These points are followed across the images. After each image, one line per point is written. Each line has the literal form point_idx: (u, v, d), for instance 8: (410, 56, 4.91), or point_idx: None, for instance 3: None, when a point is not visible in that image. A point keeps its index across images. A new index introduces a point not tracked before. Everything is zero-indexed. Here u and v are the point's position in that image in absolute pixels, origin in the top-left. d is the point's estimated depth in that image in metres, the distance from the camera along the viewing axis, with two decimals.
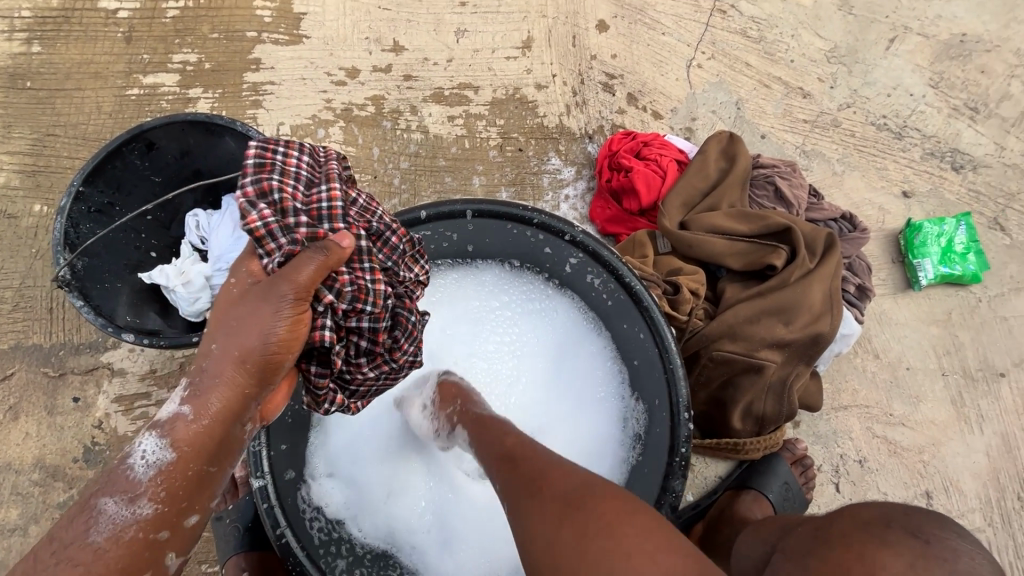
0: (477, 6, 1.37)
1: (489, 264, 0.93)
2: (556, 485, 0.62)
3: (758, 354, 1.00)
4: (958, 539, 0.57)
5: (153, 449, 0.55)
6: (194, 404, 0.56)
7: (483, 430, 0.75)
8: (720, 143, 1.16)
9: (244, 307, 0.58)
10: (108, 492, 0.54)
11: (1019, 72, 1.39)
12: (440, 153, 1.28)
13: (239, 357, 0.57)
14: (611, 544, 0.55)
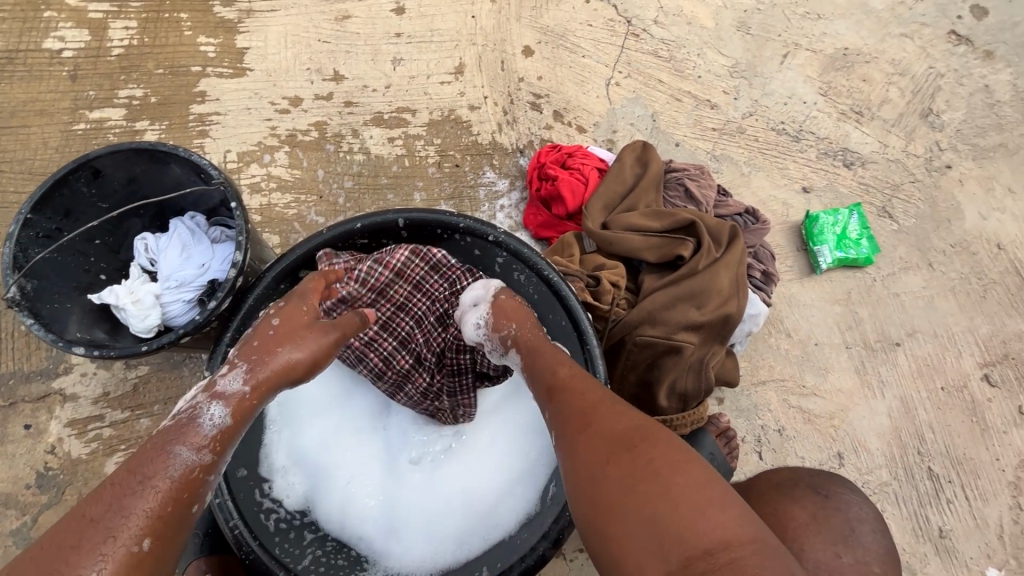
0: (411, 37, 1.49)
1: None
2: (626, 421, 0.70)
3: (675, 336, 1.11)
4: (845, 495, 0.96)
5: (219, 414, 0.75)
6: (250, 386, 0.78)
7: (538, 357, 0.83)
8: (634, 151, 1.28)
9: (299, 330, 0.84)
10: (181, 440, 0.71)
11: (895, 79, 1.57)
12: (383, 172, 1.37)
13: (292, 363, 0.82)
14: (668, 480, 0.62)
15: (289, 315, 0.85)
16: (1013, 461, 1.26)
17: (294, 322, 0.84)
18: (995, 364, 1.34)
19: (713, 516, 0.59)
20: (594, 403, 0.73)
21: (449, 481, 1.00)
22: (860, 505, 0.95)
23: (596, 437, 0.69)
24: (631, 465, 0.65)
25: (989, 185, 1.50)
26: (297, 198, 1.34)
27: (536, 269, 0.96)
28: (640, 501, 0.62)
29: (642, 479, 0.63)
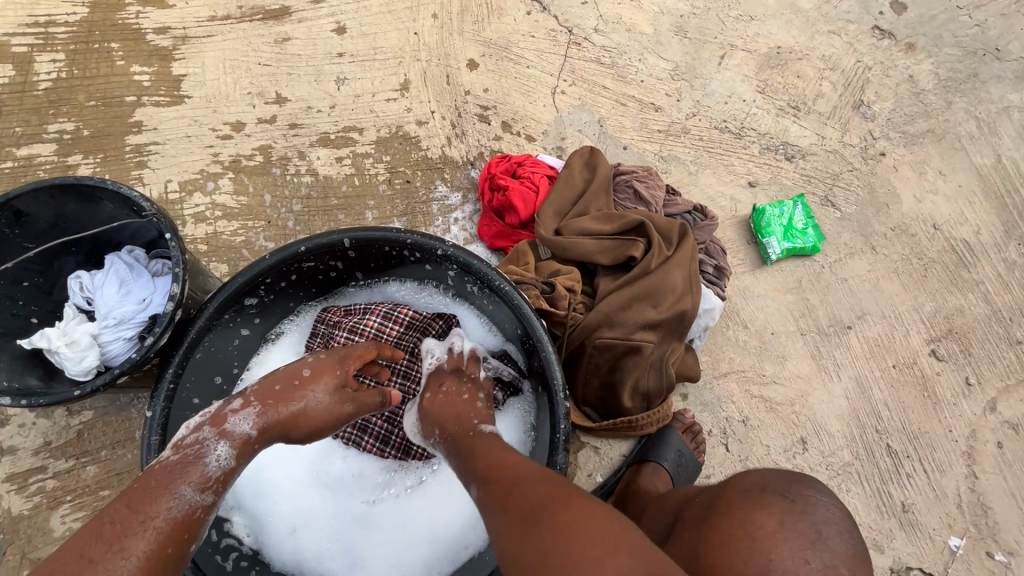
0: (354, 56, 1.48)
1: (393, 282, 1.10)
2: (536, 489, 0.67)
3: (634, 336, 1.12)
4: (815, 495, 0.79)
5: (225, 457, 0.77)
6: (258, 432, 0.80)
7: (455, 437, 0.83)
8: (582, 157, 1.30)
9: (326, 388, 0.86)
10: (184, 479, 0.73)
11: (827, 74, 1.64)
12: (332, 193, 1.35)
13: (307, 418, 0.84)
14: (577, 545, 0.59)
15: (322, 369, 0.87)
16: (965, 431, 1.31)
17: (321, 377, 0.86)
18: (941, 340, 1.40)
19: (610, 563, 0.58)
20: (513, 473, 0.71)
21: (411, 514, 1.01)
22: (828, 506, 0.79)
23: (509, 512, 0.66)
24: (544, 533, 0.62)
25: (921, 169, 1.58)
26: (244, 225, 1.30)
27: (487, 279, 0.95)
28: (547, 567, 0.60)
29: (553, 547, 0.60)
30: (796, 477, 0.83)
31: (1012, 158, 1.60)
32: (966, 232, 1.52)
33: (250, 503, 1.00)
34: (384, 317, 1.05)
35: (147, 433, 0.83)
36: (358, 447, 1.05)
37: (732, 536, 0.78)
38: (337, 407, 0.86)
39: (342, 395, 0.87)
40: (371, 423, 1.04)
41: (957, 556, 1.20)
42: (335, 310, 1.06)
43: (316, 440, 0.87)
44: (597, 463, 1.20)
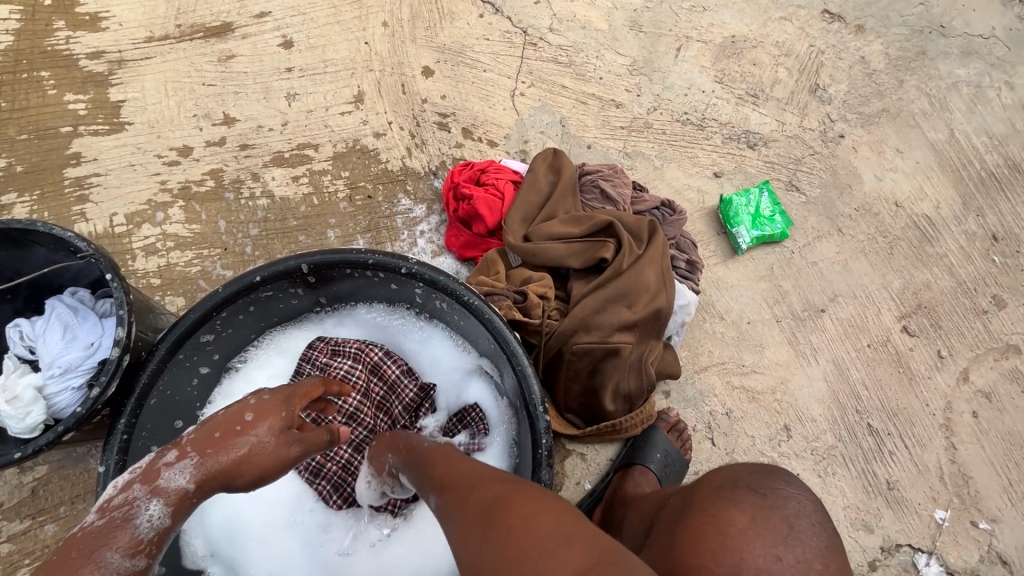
0: (303, 70, 1.43)
1: (362, 305, 1.06)
2: (485, 490, 0.63)
3: (611, 339, 1.11)
4: (786, 488, 0.76)
5: (157, 515, 0.69)
6: (197, 484, 0.73)
7: (428, 459, 0.77)
8: (546, 159, 1.27)
9: (274, 432, 0.78)
10: (113, 544, 0.66)
11: (782, 60, 1.66)
12: (290, 214, 1.29)
13: (253, 465, 0.76)
14: (530, 534, 0.54)
15: (265, 410, 0.79)
16: (942, 404, 1.33)
17: (267, 416, 0.78)
18: (911, 315, 1.42)
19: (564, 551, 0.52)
20: (476, 480, 0.67)
21: (390, 551, 0.97)
22: (800, 497, 0.76)
23: (457, 523, 0.62)
24: (491, 535, 0.57)
25: (879, 149, 1.60)
26: (199, 254, 1.24)
27: (456, 296, 0.91)
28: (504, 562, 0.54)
29: (501, 552, 0.55)
30: (767, 470, 0.81)
31: (965, 131, 1.64)
32: (926, 207, 1.55)
33: (224, 548, 0.96)
34: (371, 371, 1.04)
35: (102, 490, 0.78)
36: (328, 503, 1.01)
37: (704, 536, 0.75)
38: (283, 451, 0.78)
39: (288, 437, 0.78)
40: (345, 482, 1.00)
41: (943, 529, 1.22)
42: (321, 349, 1.03)
43: (264, 486, 0.79)
44: (584, 469, 1.18)
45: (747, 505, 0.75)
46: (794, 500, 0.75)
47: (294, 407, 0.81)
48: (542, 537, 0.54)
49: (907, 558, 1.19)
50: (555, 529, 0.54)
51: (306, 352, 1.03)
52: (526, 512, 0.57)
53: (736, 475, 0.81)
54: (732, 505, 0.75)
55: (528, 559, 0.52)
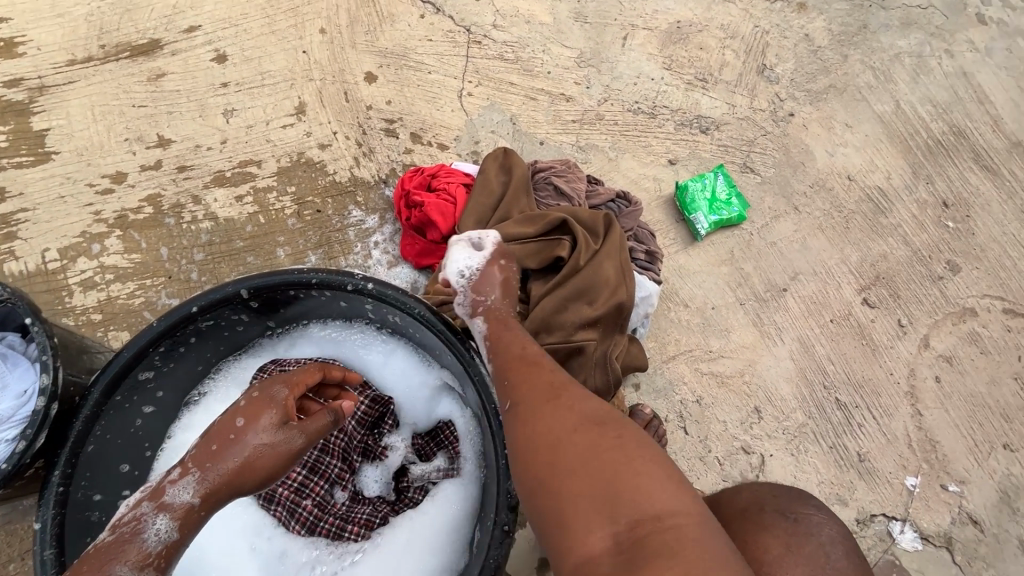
0: (240, 85, 1.37)
1: (316, 324, 1.02)
2: (589, 412, 0.77)
3: (574, 337, 1.09)
4: (816, 514, 0.89)
5: (164, 528, 0.73)
6: (201, 493, 0.76)
7: (504, 327, 0.95)
8: (496, 159, 1.25)
9: (268, 430, 0.80)
10: (122, 558, 0.70)
11: (728, 43, 1.66)
12: (236, 235, 1.24)
13: (250, 467, 0.78)
14: (635, 461, 0.70)
15: (257, 406, 0.81)
16: (905, 372, 1.35)
17: (259, 415, 0.80)
18: (871, 287, 1.43)
19: (658, 486, 0.68)
20: (566, 389, 0.81)
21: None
22: (829, 525, 0.88)
23: (550, 430, 0.75)
24: (589, 447, 0.72)
25: (829, 125, 1.62)
26: (141, 285, 1.18)
27: (406, 309, 0.89)
28: (603, 470, 0.70)
29: (602, 467, 0.70)
30: (793, 495, 0.93)
31: (910, 102, 1.67)
32: (878, 179, 1.57)
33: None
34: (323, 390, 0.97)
35: (39, 548, 0.73)
36: (287, 528, 0.96)
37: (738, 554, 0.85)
38: (282, 444, 0.80)
39: (285, 429, 0.80)
40: (302, 506, 0.96)
41: (915, 495, 1.24)
42: (271, 371, 0.95)
43: (272, 485, 0.81)
44: None
45: (776, 529, 0.86)
46: (819, 523, 0.88)
47: (286, 402, 0.82)
48: (645, 469, 0.70)
49: (882, 527, 1.21)
50: (657, 470, 0.70)
51: (256, 375, 0.96)
52: (628, 443, 0.73)
53: (762, 497, 0.93)
54: (763, 530, 0.86)
55: (628, 482, 0.68)
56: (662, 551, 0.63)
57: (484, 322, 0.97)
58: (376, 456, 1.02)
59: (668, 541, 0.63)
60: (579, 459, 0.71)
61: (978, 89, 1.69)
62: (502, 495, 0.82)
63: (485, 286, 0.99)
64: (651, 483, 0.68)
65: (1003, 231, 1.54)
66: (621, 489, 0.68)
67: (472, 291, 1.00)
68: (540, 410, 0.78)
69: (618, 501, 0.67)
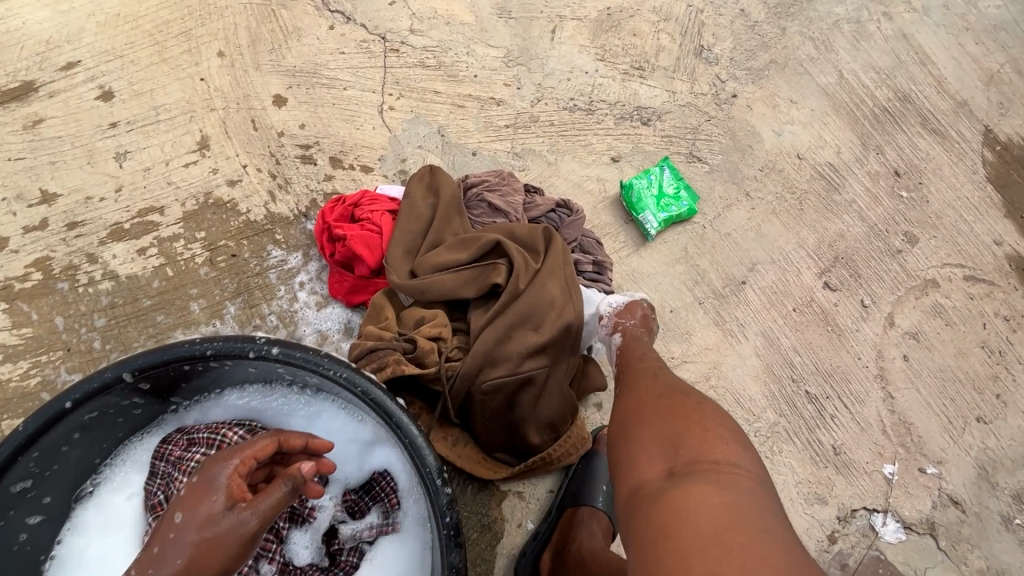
0: (131, 123, 1.24)
1: (229, 390, 0.90)
2: (678, 385, 0.86)
3: (522, 368, 1.00)
4: None
5: None
6: None
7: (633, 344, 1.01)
8: (422, 179, 1.14)
9: (212, 520, 0.71)
10: None
11: (662, 26, 1.57)
12: (141, 293, 1.12)
13: (195, 566, 0.69)
14: (706, 423, 0.76)
15: (197, 493, 0.73)
16: (873, 354, 1.30)
17: (200, 506, 0.72)
18: (831, 269, 1.38)
19: (725, 446, 0.73)
20: (663, 376, 0.90)
21: None
22: None
23: (642, 391, 0.87)
24: (669, 404, 0.81)
25: (773, 102, 1.55)
26: (37, 362, 1.06)
27: (319, 371, 0.78)
28: (674, 419, 0.78)
29: (674, 419, 0.78)
30: None
31: (852, 70, 1.61)
32: (828, 154, 1.51)
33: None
34: None
35: None
36: None
37: None
38: (226, 532, 0.71)
39: (228, 514, 0.71)
40: None
41: (894, 483, 1.19)
42: (176, 442, 0.86)
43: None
44: (522, 509, 1.08)
45: None
46: None
47: (231, 486, 0.74)
48: (716, 425, 0.76)
49: (864, 522, 1.16)
50: (730, 431, 0.75)
51: (159, 448, 0.87)
52: (705, 407, 0.79)
53: None
54: None
55: (694, 434, 0.74)
56: (712, 480, 0.68)
57: (620, 338, 1.03)
58: (304, 519, 0.91)
59: (721, 477, 0.69)
60: (654, 409, 0.81)
61: (919, 50, 1.64)
62: (450, 567, 0.75)
63: (631, 311, 1.05)
64: (718, 434, 0.74)
65: (957, 195, 1.51)
66: (684, 432, 0.75)
67: (614, 313, 1.06)
68: (637, 381, 0.90)
69: (681, 440, 0.75)
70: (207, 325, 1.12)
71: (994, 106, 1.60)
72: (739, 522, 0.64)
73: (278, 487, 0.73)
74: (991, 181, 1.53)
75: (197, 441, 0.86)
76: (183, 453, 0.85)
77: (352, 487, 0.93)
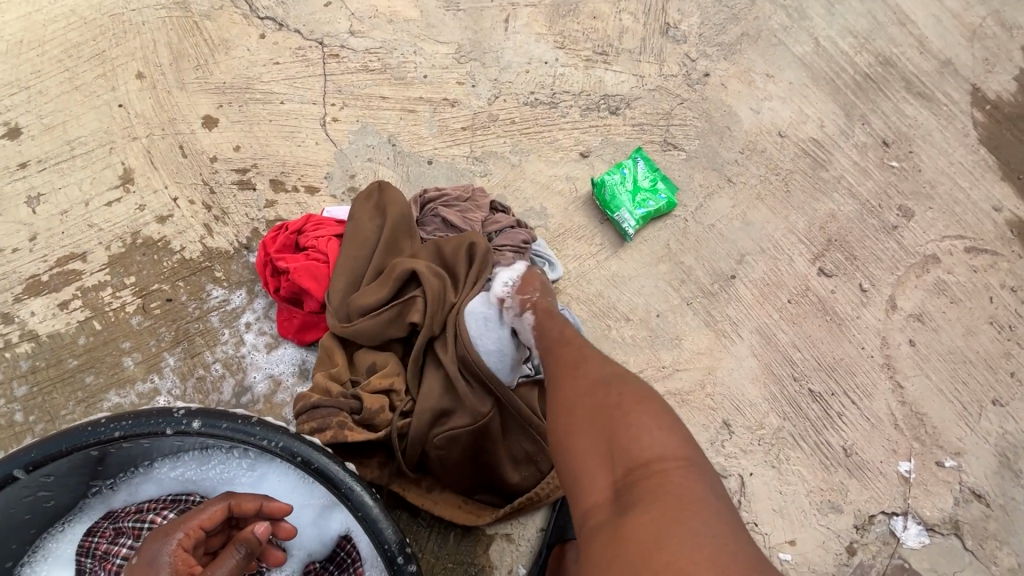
0: (43, 161, 1.11)
1: (160, 463, 0.79)
2: (598, 365, 0.75)
3: (480, 413, 0.90)
4: None
5: None
6: None
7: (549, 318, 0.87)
8: (370, 198, 1.03)
9: None
10: None
11: (624, 5, 1.46)
12: (66, 352, 1.00)
13: None
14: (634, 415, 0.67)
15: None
16: (877, 342, 1.21)
17: None
18: (824, 254, 1.29)
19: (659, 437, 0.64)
20: (583, 352, 0.79)
21: None
22: None
23: (560, 384, 0.76)
24: (592, 396, 0.71)
25: (749, 78, 1.45)
26: None
27: (251, 441, 0.67)
28: (603, 418, 0.68)
29: (602, 418, 0.68)
30: None
31: (830, 37, 1.51)
32: (811, 130, 1.41)
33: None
34: None
35: None
36: None
37: None
38: None
39: None
40: None
41: (912, 481, 1.11)
42: (103, 531, 0.75)
43: None
44: (511, 555, 0.97)
45: None
46: None
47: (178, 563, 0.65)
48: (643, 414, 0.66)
49: (883, 527, 1.07)
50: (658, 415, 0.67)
51: (84, 540, 0.75)
52: (628, 392, 0.70)
53: None
54: None
55: (624, 433, 0.65)
56: (653, 491, 0.60)
57: (533, 315, 0.88)
58: None
59: (659, 485, 0.61)
60: (576, 410, 0.71)
61: (898, 10, 1.54)
62: None
63: (530, 281, 0.92)
64: (647, 429, 0.65)
65: (950, 161, 1.41)
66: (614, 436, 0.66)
67: (513, 291, 0.92)
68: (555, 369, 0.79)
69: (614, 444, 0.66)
70: (143, 381, 1.00)
71: (980, 62, 1.51)
72: (684, 537, 0.56)
73: (231, 554, 0.68)
74: (984, 143, 1.43)
75: (126, 527, 0.75)
76: (109, 544, 0.74)
77: (316, 557, 0.80)
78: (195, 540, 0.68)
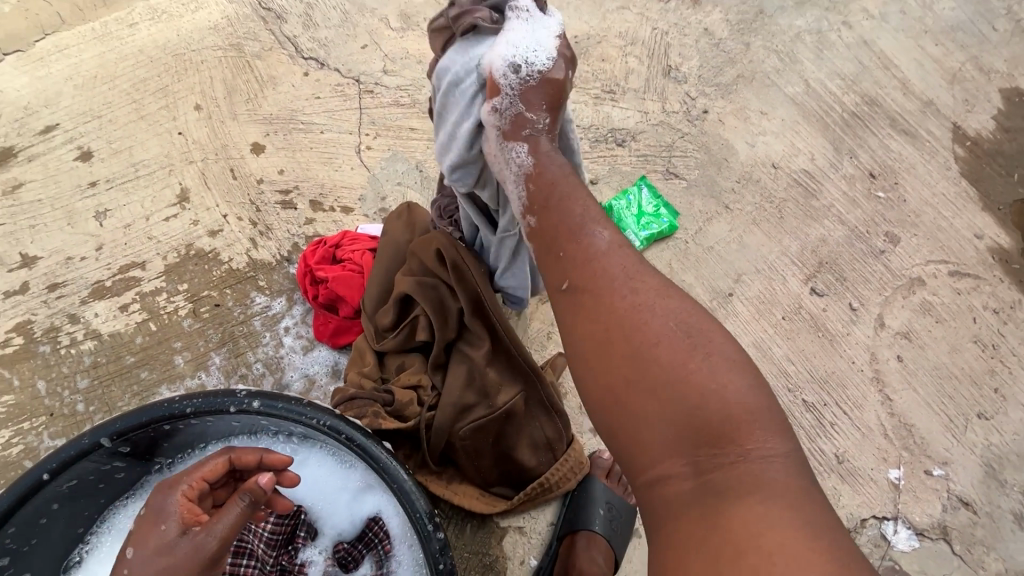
0: (111, 181, 1.25)
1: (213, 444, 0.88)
2: (664, 305, 0.67)
3: (499, 405, 0.98)
4: None
5: None
6: None
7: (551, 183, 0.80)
8: (400, 216, 1.13)
9: (162, 553, 0.66)
10: None
11: (630, 50, 1.62)
12: (124, 350, 1.11)
13: None
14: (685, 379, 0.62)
15: (148, 522, 0.70)
16: (866, 357, 1.30)
17: (151, 537, 0.68)
18: (816, 275, 1.39)
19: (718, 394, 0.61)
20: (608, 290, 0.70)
21: None
22: None
23: (614, 318, 0.67)
24: (658, 349, 0.64)
25: (744, 115, 1.58)
26: (19, 429, 1.04)
27: (302, 420, 0.77)
28: (651, 382, 0.63)
29: (652, 381, 0.63)
30: None
31: (819, 79, 1.65)
32: (802, 162, 1.53)
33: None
34: None
35: None
36: None
37: None
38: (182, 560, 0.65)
39: (182, 540, 0.67)
40: None
41: (902, 488, 1.18)
42: None
43: None
44: (523, 547, 1.04)
45: None
46: None
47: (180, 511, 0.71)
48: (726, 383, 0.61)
49: (875, 531, 1.14)
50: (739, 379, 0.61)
51: None
52: (707, 350, 0.63)
53: None
54: None
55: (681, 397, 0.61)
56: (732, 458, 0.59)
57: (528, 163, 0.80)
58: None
59: (739, 467, 0.58)
60: (636, 359, 0.64)
61: (881, 55, 1.69)
62: None
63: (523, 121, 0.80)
64: (705, 387, 0.61)
65: (933, 192, 1.52)
66: (684, 406, 0.61)
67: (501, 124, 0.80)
68: (602, 302, 0.69)
69: (684, 413, 0.61)
70: (192, 378, 1.11)
71: (959, 103, 1.64)
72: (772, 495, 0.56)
73: (233, 506, 0.69)
74: (965, 176, 1.55)
75: None
76: None
77: (346, 538, 0.88)
78: (200, 491, 0.75)
